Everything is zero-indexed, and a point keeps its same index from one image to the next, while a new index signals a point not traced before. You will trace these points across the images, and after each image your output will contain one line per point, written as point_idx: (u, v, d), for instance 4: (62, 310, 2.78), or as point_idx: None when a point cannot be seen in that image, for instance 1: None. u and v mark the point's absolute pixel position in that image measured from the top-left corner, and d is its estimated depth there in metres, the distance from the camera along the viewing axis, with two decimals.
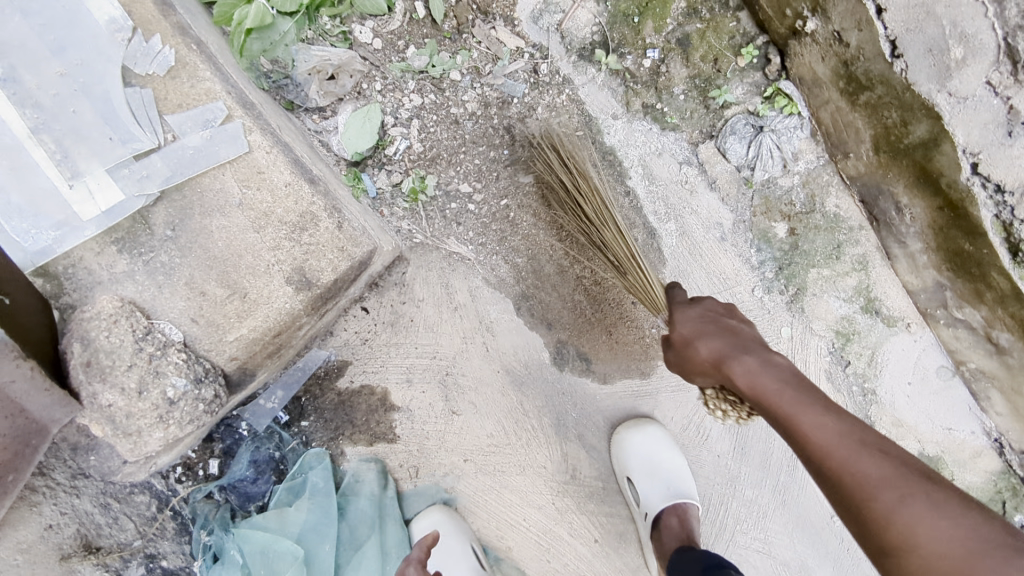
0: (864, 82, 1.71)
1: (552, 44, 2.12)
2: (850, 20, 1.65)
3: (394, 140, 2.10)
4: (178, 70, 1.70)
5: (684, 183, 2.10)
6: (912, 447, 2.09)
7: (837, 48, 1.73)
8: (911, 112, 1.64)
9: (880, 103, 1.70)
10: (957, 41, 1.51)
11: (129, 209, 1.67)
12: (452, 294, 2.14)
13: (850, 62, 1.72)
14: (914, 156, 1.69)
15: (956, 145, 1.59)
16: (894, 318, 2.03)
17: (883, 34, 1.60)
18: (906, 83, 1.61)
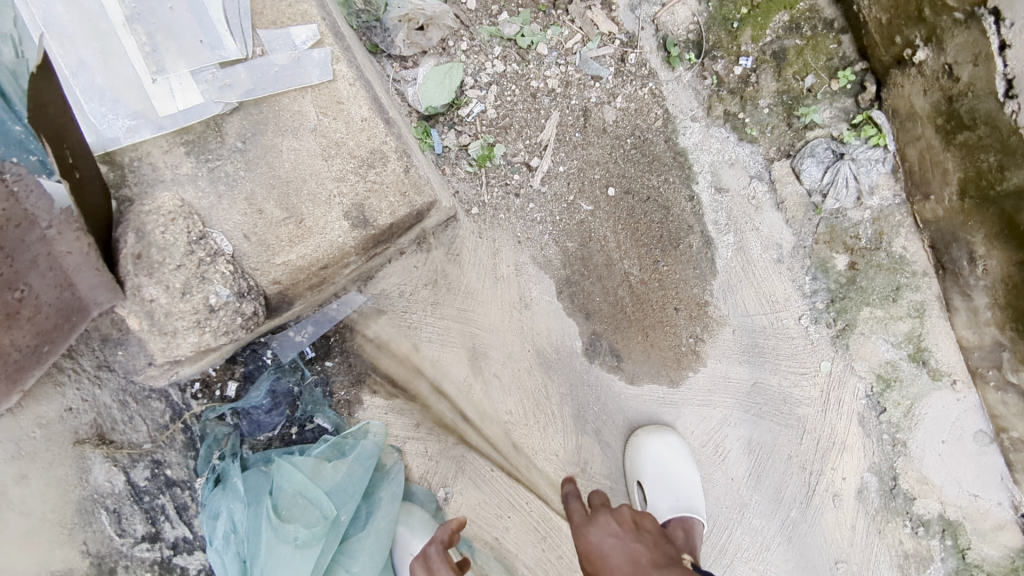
0: (966, 120, 1.70)
1: (644, 36, 2.10)
2: (967, 54, 1.64)
3: (469, 101, 2.11)
4: None
5: (751, 198, 2.06)
6: (933, 507, 2.03)
7: (944, 82, 1.71)
8: (1012, 157, 1.64)
9: (978, 145, 1.69)
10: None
11: (205, 114, 1.66)
12: (498, 264, 2.11)
13: (955, 98, 1.70)
14: (1003, 206, 1.68)
15: None
16: (940, 372, 1.97)
17: (1002, 71, 1.60)
18: (1014, 126, 1.61)
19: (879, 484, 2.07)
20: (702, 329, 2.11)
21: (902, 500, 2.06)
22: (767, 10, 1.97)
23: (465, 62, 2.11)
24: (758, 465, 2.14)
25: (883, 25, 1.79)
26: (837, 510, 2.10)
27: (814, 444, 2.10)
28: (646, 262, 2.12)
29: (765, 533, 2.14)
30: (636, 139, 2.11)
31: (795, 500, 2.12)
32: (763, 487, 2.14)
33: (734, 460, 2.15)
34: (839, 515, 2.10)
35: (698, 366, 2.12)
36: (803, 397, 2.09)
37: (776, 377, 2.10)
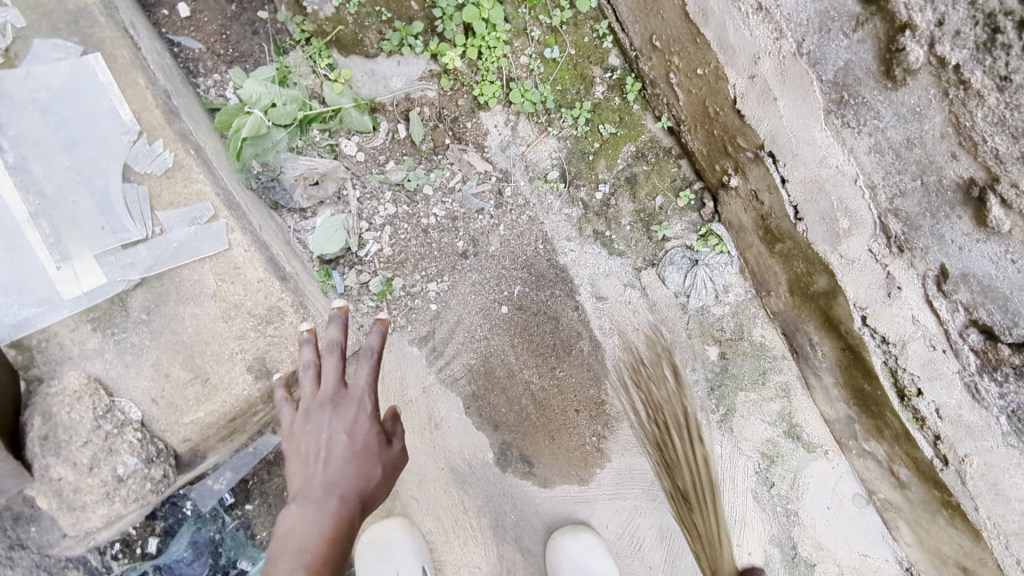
0: (778, 234, 1.81)
1: (516, 171, 2.35)
2: (763, 183, 1.76)
3: (366, 243, 2.32)
4: (174, 171, 1.89)
5: (627, 303, 2.30)
6: (832, 571, 2.19)
7: (755, 204, 1.84)
8: (814, 266, 1.75)
9: (790, 254, 1.80)
10: (844, 215, 1.65)
11: (109, 292, 1.81)
12: (405, 386, 2.30)
13: (766, 216, 1.82)
14: (819, 303, 1.80)
15: (849, 299, 1.71)
16: (814, 444, 2.16)
17: (787, 200, 1.71)
18: (808, 242, 1.72)
19: (781, 555, 2.22)
20: (603, 427, 2.31)
21: (804, 567, 2.21)
22: (616, 143, 2.24)
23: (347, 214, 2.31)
24: (671, 551, 2.32)
25: (705, 155, 1.98)
26: None
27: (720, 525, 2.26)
28: (544, 369, 2.32)
29: None
30: (522, 259, 2.35)
31: None
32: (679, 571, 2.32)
33: (650, 548, 2.33)
34: None
35: (604, 462, 2.31)
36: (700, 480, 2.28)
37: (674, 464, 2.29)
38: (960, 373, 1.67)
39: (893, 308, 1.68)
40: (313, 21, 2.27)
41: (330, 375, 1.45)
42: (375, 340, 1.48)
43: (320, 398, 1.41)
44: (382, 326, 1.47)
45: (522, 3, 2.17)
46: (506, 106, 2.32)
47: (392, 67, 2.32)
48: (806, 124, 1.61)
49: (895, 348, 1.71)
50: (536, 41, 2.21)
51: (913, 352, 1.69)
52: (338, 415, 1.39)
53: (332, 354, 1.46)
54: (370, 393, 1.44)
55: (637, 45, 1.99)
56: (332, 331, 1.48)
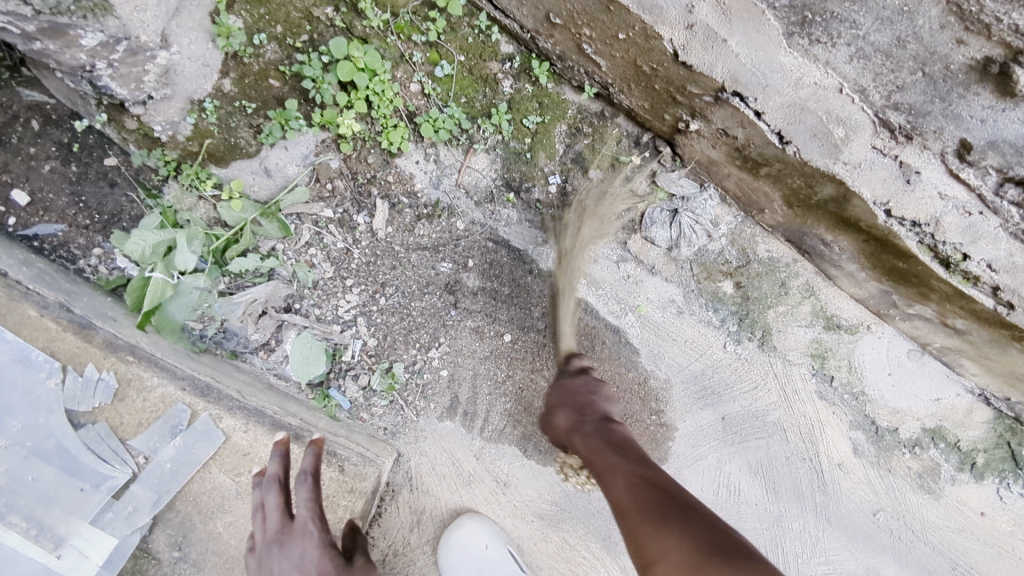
0: (760, 160, 1.75)
1: (460, 202, 2.16)
2: (732, 121, 1.69)
3: (347, 344, 2.12)
4: (123, 390, 1.78)
5: (627, 277, 2.20)
6: (915, 426, 2.24)
7: (727, 140, 1.76)
8: (814, 179, 1.69)
9: (781, 174, 1.75)
10: (837, 125, 1.57)
11: (127, 549, 1.75)
12: (460, 465, 2.17)
13: (742, 148, 1.75)
14: (828, 208, 1.77)
15: (866, 200, 1.65)
16: (855, 326, 2.16)
17: (768, 129, 1.64)
18: (802, 161, 1.65)
19: (865, 434, 2.25)
20: (656, 403, 2.24)
21: (889, 435, 2.25)
22: (547, 131, 2.08)
23: (311, 328, 2.10)
24: (769, 480, 2.27)
25: (648, 108, 1.85)
26: (848, 474, 2.27)
27: (800, 436, 2.26)
28: None
29: (809, 529, 2.28)
30: (509, 286, 2.19)
31: (813, 487, 2.28)
32: (782, 494, 2.28)
33: (748, 487, 2.27)
34: (852, 478, 2.27)
35: (673, 434, 2.25)
36: (766, 405, 2.25)
37: (736, 402, 2.25)
38: (1003, 226, 1.63)
39: (918, 193, 1.62)
40: (174, 148, 1.97)
41: (274, 511, 1.45)
42: (310, 461, 1.47)
43: (267, 536, 1.44)
44: (313, 450, 1.43)
45: (388, 32, 1.91)
46: (418, 142, 2.10)
47: (282, 155, 2.05)
48: (766, 54, 1.52)
49: (929, 227, 1.66)
50: (420, 65, 1.98)
51: (949, 226, 1.65)
52: (287, 553, 1.40)
53: (271, 489, 1.46)
54: (314, 518, 1.45)
55: (531, 27, 1.81)
56: (274, 465, 1.47)
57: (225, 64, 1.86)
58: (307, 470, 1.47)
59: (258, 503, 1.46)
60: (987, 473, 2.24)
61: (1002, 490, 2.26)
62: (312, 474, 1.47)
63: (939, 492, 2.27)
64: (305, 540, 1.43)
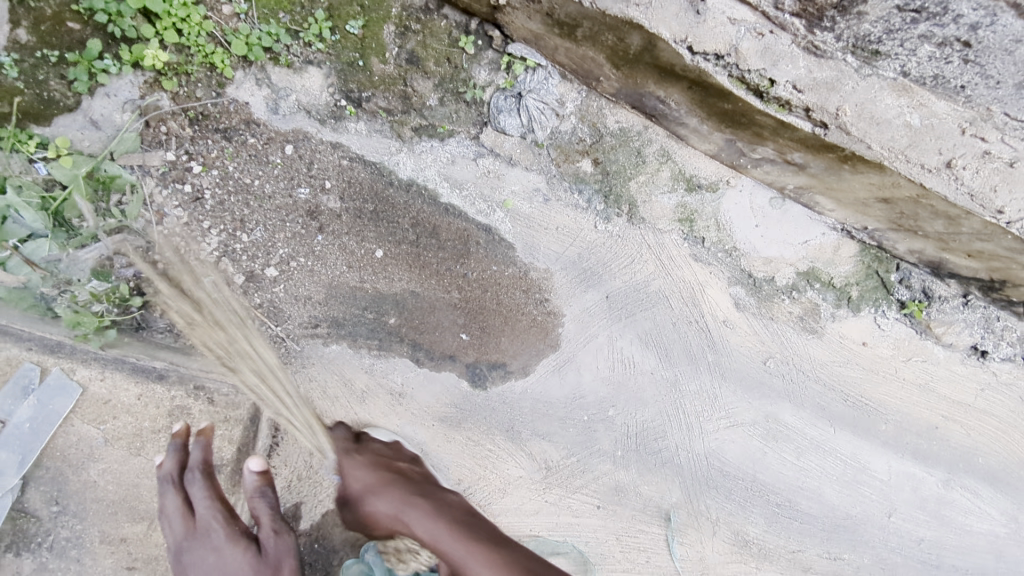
0: (571, 22, 1.81)
1: (304, 123, 2.11)
2: None
3: (205, 286, 2.09)
4: None
5: (488, 173, 2.19)
6: (789, 272, 2.30)
7: (535, 8, 1.80)
8: (620, 30, 1.79)
9: (595, 33, 1.82)
10: None
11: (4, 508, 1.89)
12: (353, 384, 2.20)
13: (551, 13, 1.81)
14: (647, 62, 1.85)
15: (667, 40, 1.78)
16: (715, 183, 2.20)
17: None
18: (601, 12, 1.76)
19: (744, 288, 2.32)
20: (540, 292, 2.27)
21: (768, 285, 2.32)
22: (373, 33, 2.00)
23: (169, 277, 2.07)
24: (661, 347, 2.34)
25: None
26: (733, 330, 2.34)
27: (683, 299, 2.32)
28: (456, 280, 2.22)
29: (704, 386, 2.37)
30: (372, 202, 2.17)
31: (703, 347, 2.35)
32: (675, 358, 2.35)
33: (641, 358, 2.33)
34: (739, 332, 2.35)
35: (561, 319, 2.29)
36: (646, 276, 2.29)
37: (617, 279, 2.29)
38: (795, 42, 1.75)
39: (709, 23, 1.75)
40: None
41: (176, 514, 1.74)
42: (198, 455, 1.81)
43: (176, 535, 1.73)
44: (198, 442, 1.81)
45: None
46: (245, 68, 2.03)
47: (106, 104, 1.99)
48: None
49: (732, 58, 1.78)
50: None
51: (748, 52, 1.77)
52: (194, 545, 1.70)
53: (168, 491, 1.77)
54: (214, 513, 1.74)
55: None
56: (169, 464, 1.81)
57: (12, 12, 1.79)
58: (198, 467, 1.80)
59: (161, 508, 1.76)
60: (863, 304, 2.34)
61: (880, 318, 2.36)
62: (203, 471, 1.80)
63: (822, 331, 2.36)
64: (206, 533, 1.71)
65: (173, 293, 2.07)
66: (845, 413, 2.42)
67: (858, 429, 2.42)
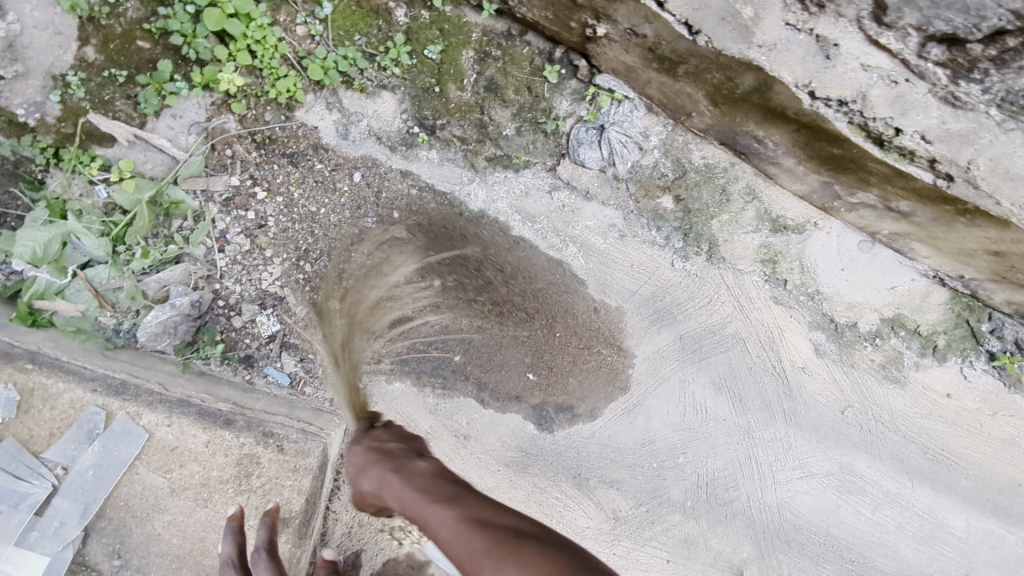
0: (675, 58, 1.76)
1: (373, 150, 2.02)
2: (637, 17, 1.70)
3: (263, 321, 2.00)
4: (26, 401, 1.73)
5: (563, 207, 2.09)
6: (873, 318, 2.19)
7: (636, 40, 1.76)
8: (732, 70, 1.71)
9: (700, 70, 1.76)
10: (744, 4, 1.63)
11: (60, 567, 1.69)
12: (416, 424, 2.12)
13: (654, 47, 1.75)
14: (753, 101, 1.77)
15: (787, 84, 1.68)
16: (801, 225, 2.09)
17: (673, 20, 1.67)
18: (716, 50, 1.68)
19: (825, 333, 2.20)
20: (611, 334, 2.16)
21: (850, 331, 2.20)
22: (452, 59, 1.93)
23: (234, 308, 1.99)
24: (734, 394, 2.23)
25: (552, 19, 1.81)
26: (812, 376, 2.23)
27: (759, 344, 2.20)
28: (528, 317, 2.12)
29: (779, 435, 2.25)
30: (441, 233, 2.07)
31: (779, 394, 2.23)
32: (749, 405, 2.23)
33: (714, 405, 2.22)
34: (817, 379, 2.23)
35: (631, 361, 2.18)
36: (723, 318, 2.18)
37: (692, 320, 2.18)
38: (930, 91, 1.64)
39: (838, 68, 1.65)
40: (47, 131, 1.80)
41: None
42: (264, 534, 1.57)
43: None
44: (266, 521, 1.58)
45: None
46: (316, 91, 1.94)
47: (173, 125, 1.88)
48: None
49: (856, 105, 1.68)
50: (301, 4, 1.82)
51: (876, 99, 1.66)
52: None
53: None
54: None
55: None
56: (227, 548, 1.54)
57: (82, 30, 1.73)
58: (261, 547, 1.57)
59: None
60: (949, 354, 2.21)
61: (966, 369, 2.23)
62: (267, 552, 1.56)
63: (905, 380, 2.24)
64: None
65: (236, 324, 1.99)
66: (925, 467, 2.28)
67: (939, 484, 2.28)
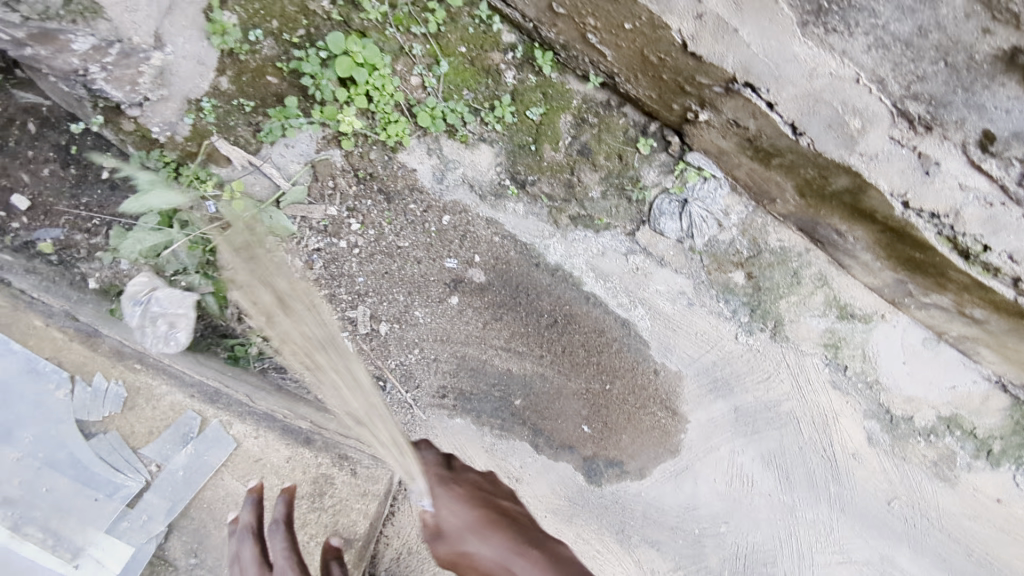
0: (772, 150, 1.83)
1: (464, 197, 2.12)
2: (743, 112, 1.76)
3: None
4: (132, 398, 1.85)
5: (636, 270, 2.17)
6: (930, 415, 2.21)
7: (737, 131, 1.82)
8: (829, 170, 1.77)
9: (794, 164, 1.82)
10: (852, 115, 1.67)
11: (143, 558, 1.82)
12: (472, 462, 2.19)
13: (753, 139, 1.82)
14: (843, 199, 1.84)
15: (883, 192, 1.75)
16: (869, 315, 2.14)
17: (781, 120, 1.72)
18: (817, 152, 1.74)
19: (880, 424, 2.22)
20: (667, 398, 2.21)
21: (904, 424, 2.22)
22: (551, 121, 2.04)
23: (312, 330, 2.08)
24: (781, 470, 2.25)
25: (655, 99, 1.88)
26: (861, 464, 2.24)
27: (812, 425, 2.23)
28: (591, 370, 2.19)
29: (822, 518, 2.27)
30: (517, 281, 2.16)
31: (827, 477, 2.26)
32: (796, 483, 2.26)
33: (762, 479, 2.25)
34: (866, 467, 2.25)
35: (684, 426, 2.22)
36: (779, 395, 2.22)
37: (749, 393, 2.22)
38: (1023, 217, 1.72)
39: (936, 184, 1.71)
40: (173, 148, 1.94)
41: (251, 563, 1.53)
42: (280, 509, 1.57)
43: None
44: (284, 496, 1.57)
45: (387, 24, 1.88)
46: (420, 136, 2.05)
47: (284, 153, 2.01)
48: (783, 43, 1.60)
49: (948, 219, 1.75)
50: (419, 57, 1.94)
51: (970, 217, 1.74)
52: None
53: (245, 540, 1.55)
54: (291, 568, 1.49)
55: (533, 16, 1.84)
56: (247, 516, 1.59)
57: (221, 62, 1.84)
58: (280, 520, 1.57)
59: (236, 554, 1.55)
60: (1003, 460, 2.21)
61: (1019, 477, 2.23)
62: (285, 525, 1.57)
63: (954, 480, 2.24)
64: None
65: None
66: (967, 569, 2.27)
67: None
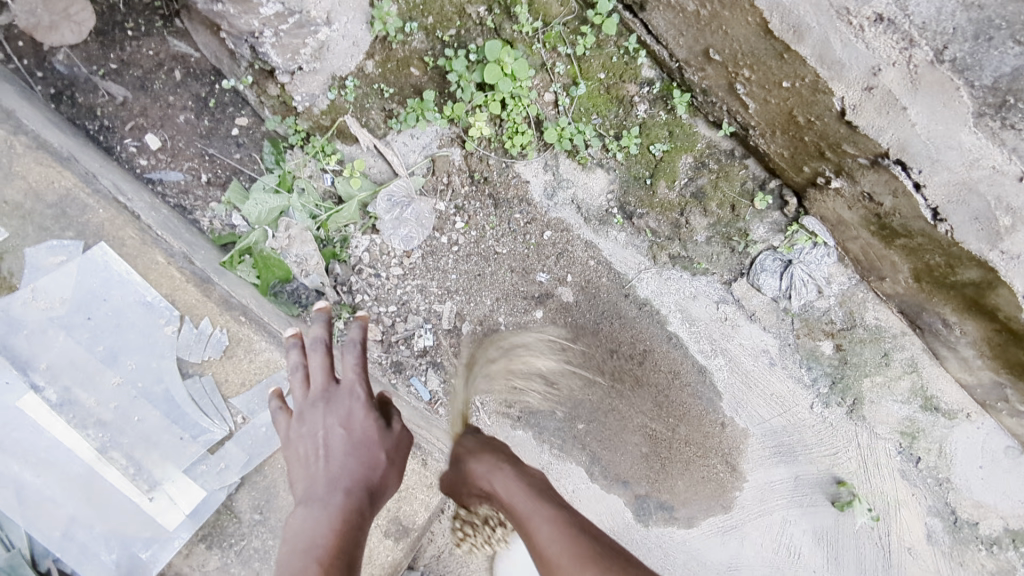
0: (902, 231, 1.84)
1: (569, 216, 2.16)
2: (884, 188, 1.77)
3: (420, 335, 2.14)
4: (233, 348, 1.87)
5: (724, 320, 2.17)
6: (996, 524, 2.16)
7: (867, 204, 1.85)
8: (959, 261, 1.78)
9: (919, 248, 1.83)
10: (1004, 212, 1.65)
11: (211, 504, 1.82)
12: None
13: (883, 216, 1.84)
14: (965, 291, 1.85)
15: (1014, 291, 1.74)
16: (954, 411, 2.12)
17: (923, 204, 1.72)
18: (953, 241, 1.73)
19: (942, 522, 2.17)
20: (729, 453, 2.19)
21: (968, 528, 2.17)
22: (671, 160, 2.04)
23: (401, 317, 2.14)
24: (832, 549, 2.21)
25: (787, 158, 1.93)
26: (916, 560, 2.19)
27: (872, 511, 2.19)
28: (655, 409, 2.17)
29: None
30: (603, 307, 2.17)
31: (878, 565, 2.20)
32: (844, 566, 2.21)
33: (808, 552, 2.22)
34: (920, 563, 2.19)
35: (742, 484, 2.19)
36: (844, 473, 2.18)
37: (812, 465, 2.19)
38: None
39: None
40: (307, 119, 2.02)
41: (315, 372, 1.21)
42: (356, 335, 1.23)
43: (307, 395, 1.20)
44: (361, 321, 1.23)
45: (536, 39, 1.92)
46: (541, 150, 2.10)
47: (408, 143, 2.08)
48: (951, 129, 1.59)
49: None
50: (559, 76, 1.98)
51: None
52: (325, 410, 1.19)
53: (314, 346, 1.21)
54: (363, 388, 1.22)
55: (682, 57, 1.87)
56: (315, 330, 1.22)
57: (373, 47, 1.90)
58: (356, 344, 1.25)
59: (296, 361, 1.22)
60: None
61: None
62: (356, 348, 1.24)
63: None
64: (350, 401, 1.21)
65: (398, 330, 2.14)
66: None
67: None
